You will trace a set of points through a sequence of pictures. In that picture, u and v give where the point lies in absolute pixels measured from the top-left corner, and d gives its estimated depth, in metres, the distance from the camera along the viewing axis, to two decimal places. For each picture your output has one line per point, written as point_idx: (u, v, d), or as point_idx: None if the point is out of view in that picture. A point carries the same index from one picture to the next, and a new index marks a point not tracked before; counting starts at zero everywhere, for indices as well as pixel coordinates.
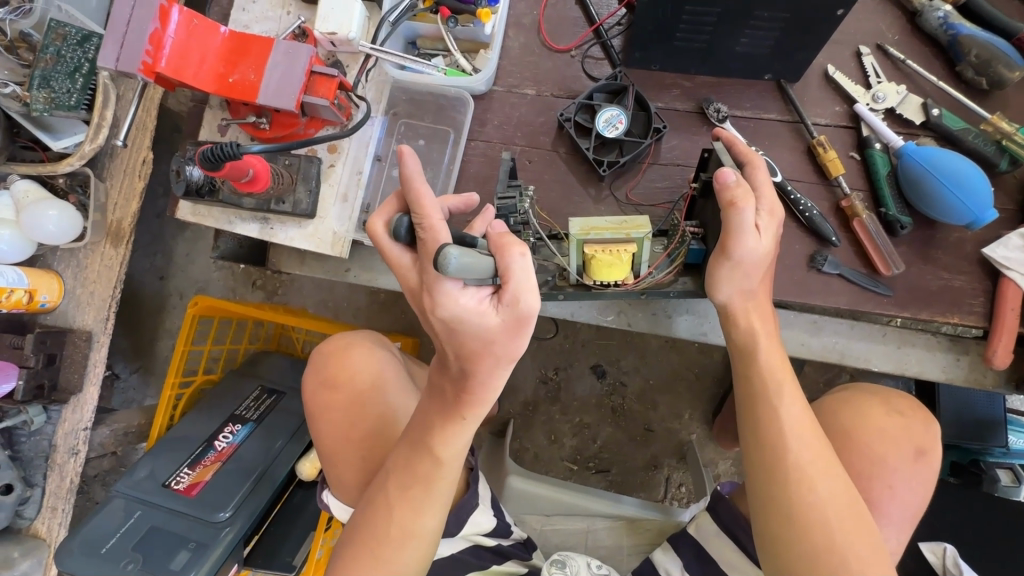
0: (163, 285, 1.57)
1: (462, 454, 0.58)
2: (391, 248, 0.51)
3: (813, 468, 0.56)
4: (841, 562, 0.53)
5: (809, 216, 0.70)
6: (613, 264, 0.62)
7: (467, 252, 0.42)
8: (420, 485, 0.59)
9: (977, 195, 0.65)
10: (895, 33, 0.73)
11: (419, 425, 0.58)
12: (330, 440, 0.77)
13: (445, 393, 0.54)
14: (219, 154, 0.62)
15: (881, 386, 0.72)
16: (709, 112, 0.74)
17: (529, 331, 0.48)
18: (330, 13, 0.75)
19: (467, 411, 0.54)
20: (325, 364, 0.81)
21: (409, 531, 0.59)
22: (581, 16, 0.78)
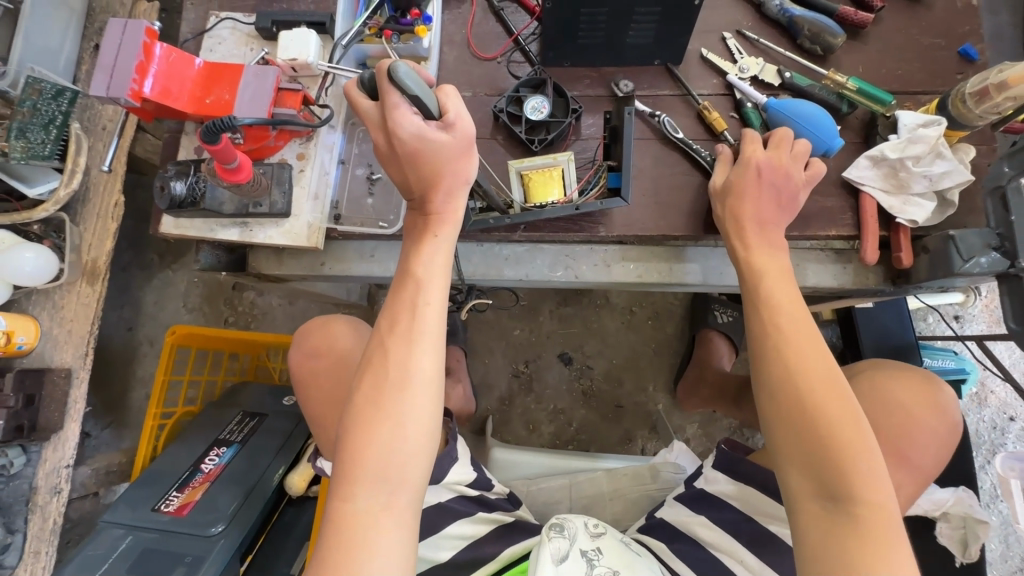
0: (134, 335, 1.56)
1: (438, 273, 0.69)
2: (359, 99, 0.69)
3: (792, 329, 0.68)
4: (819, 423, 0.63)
5: (709, 160, 0.86)
6: (546, 183, 0.85)
7: (414, 72, 0.62)
8: (407, 313, 0.67)
9: (827, 127, 0.82)
10: (748, 20, 0.93)
11: (400, 264, 0.70)
12: (315, 402, 0.90)
13: (417, 224, 0.71)
14: (218, 127, 0.71)
15: (895, 363, 0.90)
16: (616, 88, 0.91)
17: (473, 150, 0.70)
18: (290, 42, 0.87)
19: (437, 231, 0.70)
20: (310, 337, 0.94)
21: (406, 367, 0.65)
22: (501, 29, 0.95)
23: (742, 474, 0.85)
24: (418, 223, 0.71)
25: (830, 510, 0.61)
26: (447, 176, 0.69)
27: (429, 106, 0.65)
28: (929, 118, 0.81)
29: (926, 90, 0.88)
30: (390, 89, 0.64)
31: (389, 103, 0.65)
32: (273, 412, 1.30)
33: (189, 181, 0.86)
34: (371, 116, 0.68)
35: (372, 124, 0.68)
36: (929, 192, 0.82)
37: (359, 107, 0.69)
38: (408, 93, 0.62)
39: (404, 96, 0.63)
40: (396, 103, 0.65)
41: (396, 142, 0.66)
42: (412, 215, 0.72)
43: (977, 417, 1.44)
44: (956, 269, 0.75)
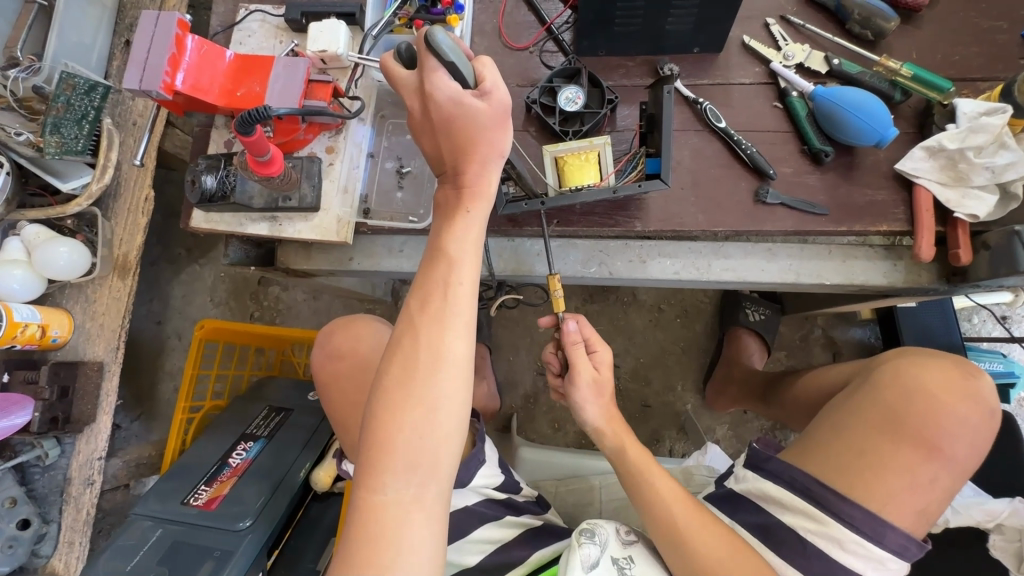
0: (162, 329, 1.59)
1: (471, 252, 0.66)
2: (395, 69, 0.67)
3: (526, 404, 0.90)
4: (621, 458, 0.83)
5: (751, 153, 0.83)
6: (581, 167, 0.81)
7: (450, 37, 0.61)
8: (439, 294, 0.64)
9: (878, 116, 0.78)
10: (793, 5, 0.88)
11: (431, 240, 0.67)
12: (339, 405, 0.88)
13: (448, 199, 0.68)
14: (252, 117, 0.69)
15: (938, 354, 0.84)
16: (663, 71, 0.88)
17: (508, 120, 0.67)
18: (320, 34, 0.86)
19: (469, 205, 0.66)
20: (332, 340, 0.93)
21: (438, 352, 0.63)
22: (533, 18, 0.92)
23: (774, 475, 0.79)
24: (452, 201, 0.67)
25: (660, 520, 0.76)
26: (482, 151, 0.66)
27: (465, 74, 0.63)
28: (992, 105, 0.76)
29: (986, 76, 0.83)
30: (427, 53, 0.62)
31: (425, 69, 0.63)
32: (298, 407, 1.30)
33: (219, 175, 0.85)
34: (407, 84, 0.66)
35: (409, 92, 0.66)
36: (990, 184, 0.77)
37: (394, 78, 0.67)
38: (445, 60, 0.61)
39: (441, 62, 0.61)
40: (429, 68, 0.62)
41: (432, 106, 0.64)
42: (443, 188, 0.69)
43: None
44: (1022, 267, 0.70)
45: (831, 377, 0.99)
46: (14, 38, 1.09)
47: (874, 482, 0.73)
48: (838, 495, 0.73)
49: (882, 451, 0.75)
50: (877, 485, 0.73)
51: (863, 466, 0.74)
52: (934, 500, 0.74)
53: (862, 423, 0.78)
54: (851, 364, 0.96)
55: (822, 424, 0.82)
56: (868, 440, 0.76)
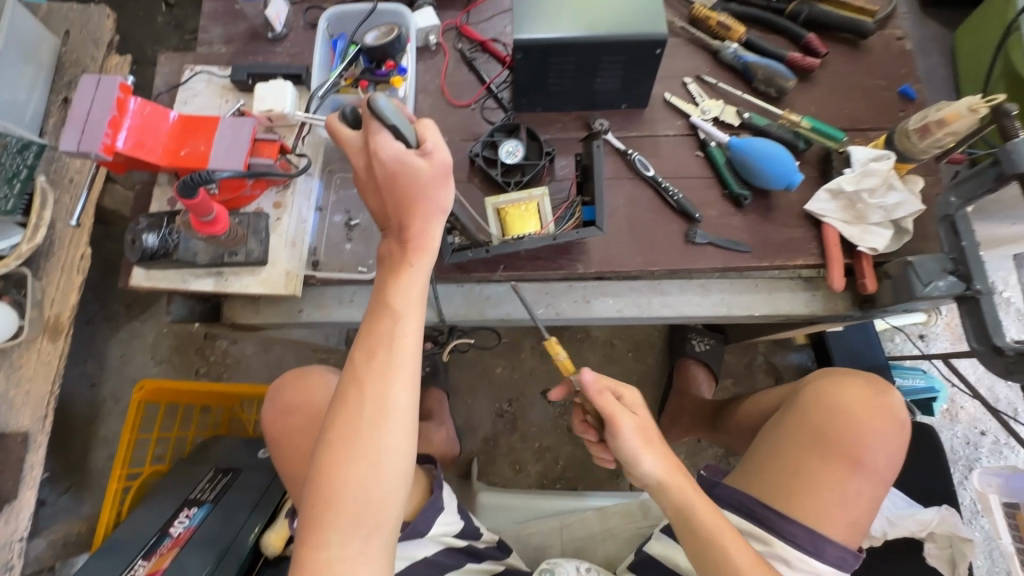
0: (97, 391, 1.52)
1: (416, 305, 0.68)
2: (340, 129, 0.70)
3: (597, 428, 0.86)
4: (665, 492, 0.75)
5: (678, 199, 0.90)
6: (522, 216, 0.87)
7: (392, 103, 0.66)
8: (384, 347, 0.66)
9: (784, 164, 0.87)
10: (706, 66, 0.99)
11: (376, 294, 0.69)
12: (291, 461, 0.85)
13: (392, 252, 0.70)
14: (196, 181, 0.71)
15: (858, 373, 0.91)
16: (595, 125, 0.95)
17: (450, 180, 0.70)
18: (266, 94, 0.89)
19: (413, 260, 0.69)
20: (282, 395, 0.90)
21: (382, 405, 0.64)
22: (473, 78, 0.98)
23: (723, 501, 0.81)
24: (395, 255, 0.69)
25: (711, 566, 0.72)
26: (424, 208, 0.68)
27: (407, 135, 0.67)
28: (878, 153, 0.86)
29: (873, 127, 0.95)
30: (370, 117, 0.66)
31: (369, 129, 0.66)
32: (247, 466, 1.24)
33: (162, 233, 0.85)
34: (352, 142, 0.69)
35: (353, 149, 0.69)
36: (884, 221, 0.86)
37: (338, 137, 0.70)
38: (388, 123, 0.65)
39: (385, 125, 0.65)
40: (374, 130, 0.66)
41: (377, 163, 0.67)
42: (387, 242, 0.71)
43: (951, 433, 1.48)
44: (917, 293, 0.77)
45: (769, 400, 1.04)
46: None
47: (808, 501, 0.77)
48: (778, 514, 0.77)
49: (812, 470, 0.79)
50: (810, 503, 0.77)
51: (797, 483, 0.79)
52: (863, 513, 0.78)
53: (795, 442, 0.83)
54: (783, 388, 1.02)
55: (760, 445, 0.87)
56: (800, 458, 0.81)
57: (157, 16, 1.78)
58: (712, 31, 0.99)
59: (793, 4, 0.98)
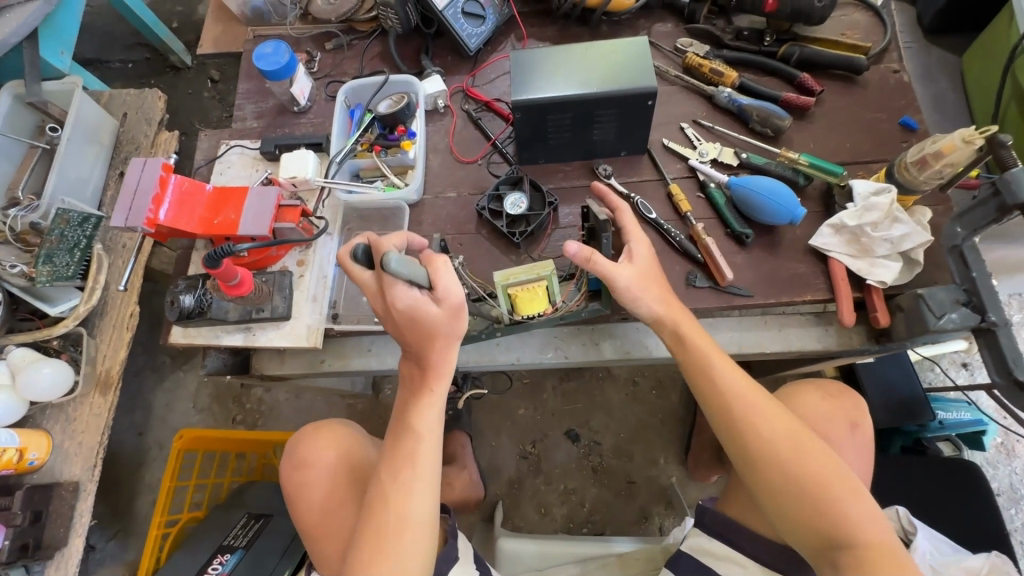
0: (143, 439, 1.62)
1: (437, 428, 0.75)
2: (355, 269, 0.74)
3: (734, 386, 0.80)
4: (757, 430, 0.77)
5: (680, 241, 0.92)
6: (533, 299, 0.86)
7: (405, 258, 0.68)
8: (407, 470, 0.73)
9: (787, 201, 0.88)
10: (702, 110, 1.02)
11: (399, 414, 0.76)
12: (309, 514, 0.89)
13: (414, 376, 0.76)
14: (219, 255, 0.77)
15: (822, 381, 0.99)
16: (597, 171, 1.00)
17: (465, 314, 0.73)
18: (291, 163, 0.98)
19: (433, 385, 0.75)
20: (294, 452, 0.94)
21: (405, 515, 0.71)
22: (479, 136, 1.05)
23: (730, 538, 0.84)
24: (415, 380, 0.76)
25: (786, 481, 0.75)
26: (444, 339, 0.72)
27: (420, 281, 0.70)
28: (878, 186, 0.86)
29: (876, 159, 0.95)
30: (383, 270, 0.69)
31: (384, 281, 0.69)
32: (278, 511, 1.28)
33: (197, 293, 0.92)
34: (366, 284, 0.73)
35: (368, 291, 0.73)
36: (893, 253, 0.85)
37: (353, 275, 0.74)
38: (402, 278, 0.68)
39: (398, 280, 0.68)
40: (388, 284, 0.69)
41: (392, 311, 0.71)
42: (408, 364, 0.78)
43: (1009, 470, 1.37)
44: (930, 326, 0.76)
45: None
46: (16, 180, 1.23)
47: None
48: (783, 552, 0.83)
49: None
50: None
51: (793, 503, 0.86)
52: None
53: None
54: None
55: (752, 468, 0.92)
56: None
57: (204, 92, 1.97)
58: (705, 77, 1.02)
59: (785, 47, 1.01)
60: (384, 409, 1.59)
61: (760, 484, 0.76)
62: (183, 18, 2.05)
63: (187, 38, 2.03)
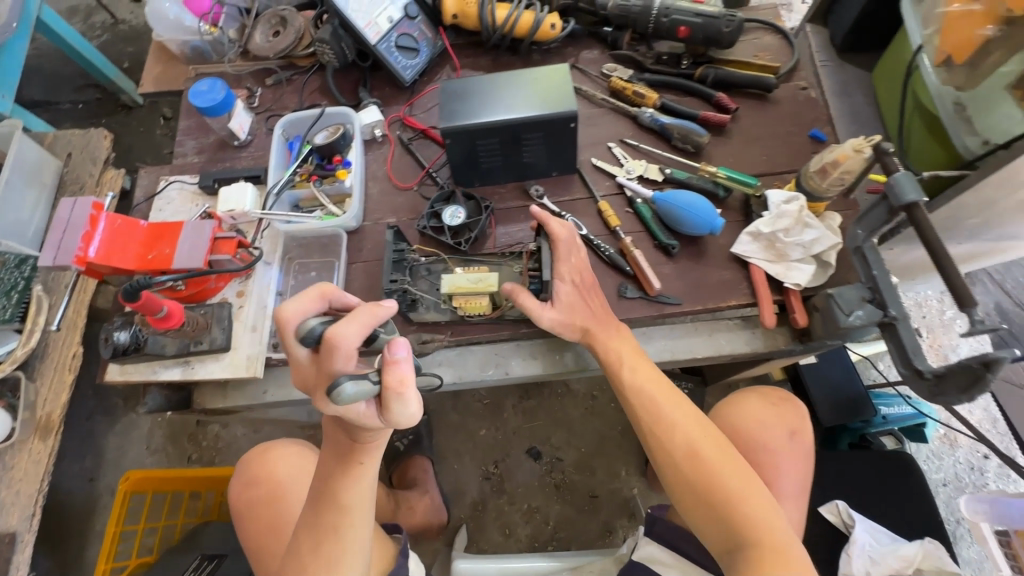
0: (94, 485, 1.57)
1: (366, 498, 0.69)
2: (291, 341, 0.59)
3: (643, 382, 0.87)
4: (665, 419, 0.85)
5: (610, 254, 0.96)
6: (475, 305, 0.90)
7: (358, 384, 0.55)
8: (331, 540, 0.68)
9: (706, 212, 0.93)
10: (629, 130, 1.07)
11: (324, 483, 0.69)
12: (251, 532, 0.88)
13: (343, 444, 0.67)
14: (138, 286, 0.77)
15: (763, 389, 1.05)
16: (531, 190, 1.03)
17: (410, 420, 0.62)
18: (230, 197, 1.00)
19: (364, 457, 0.67)
20: (249, 468, 0.94)
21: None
22: (416, 162, 1.08)
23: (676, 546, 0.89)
24: (340, 449, 0.68)
25: (678, 481, 0.81)
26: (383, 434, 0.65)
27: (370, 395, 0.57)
28: (789, 195, 0.91)
29: (790, 169, 1.01)
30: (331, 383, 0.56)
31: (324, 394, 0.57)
32: (232, 552, 1.25)
33: (133, 329, 0.91)
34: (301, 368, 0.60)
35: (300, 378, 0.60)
36: (806, 257, 0.90)
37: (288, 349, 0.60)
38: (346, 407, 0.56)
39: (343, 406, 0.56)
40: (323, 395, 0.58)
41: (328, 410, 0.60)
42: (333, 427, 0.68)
43: (953, 460, 1.43)
44: (840, 323, 0.81)
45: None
46: None
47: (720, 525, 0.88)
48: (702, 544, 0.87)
49: None
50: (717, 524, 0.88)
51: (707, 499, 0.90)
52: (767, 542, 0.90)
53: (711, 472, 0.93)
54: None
55: None
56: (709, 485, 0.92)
57: (156, 130, 1.97)
58: (629, 99, 1.08)
59: (701, 69, 1.08)
60: None
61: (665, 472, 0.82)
62: (134, 58, 2.07)
63: (139, 77, 2.04)
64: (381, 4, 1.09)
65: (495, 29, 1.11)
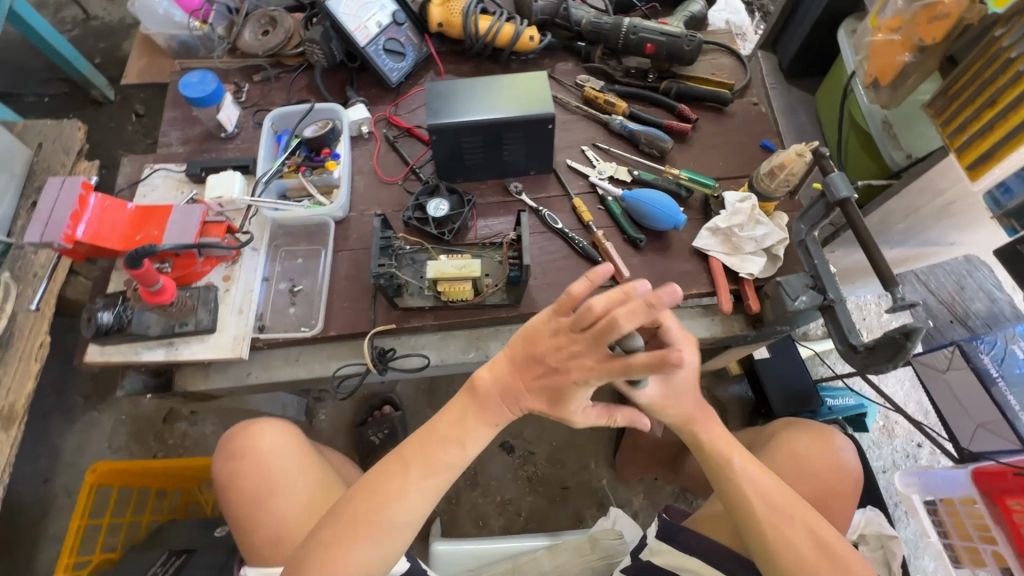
0: (49, 486, 1.51)
1: (467, 454, 0.77)
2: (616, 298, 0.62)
3: (735, 458, 0.84)
4: (766, 495, 0.81)
5: (584, 246, 1.03)
6: (457, 291, 0.96)
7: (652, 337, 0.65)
8: (425, 473, 0.75)
9: (669, 208, 1.02)
10: (600, 135, 1.16)
11: (450, 420, 0.76)
12: (239, 491, 0.90)
13: (491, 394, 0.75)
14: (140, 254, 0.79)
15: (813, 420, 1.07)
16: (510, 187, 1.11)
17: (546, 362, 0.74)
18: (218, 184, 1.02)
19: (499, 416, 0.76)
20: (230, 441, 0.94)
21: (401, 519, 0.73)
22: (401, 158, 1.14)
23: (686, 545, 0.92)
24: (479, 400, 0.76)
25: (784, 552, 0.78)
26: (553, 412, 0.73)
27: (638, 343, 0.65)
28: (743, 195, 1.02)
29: (743, 174, 1.12)
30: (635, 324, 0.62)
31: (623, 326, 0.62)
32: (202, 546, 1.23)
33: (116, 310, 0.92)
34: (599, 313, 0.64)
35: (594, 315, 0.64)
36: (758, 250, 1.00)
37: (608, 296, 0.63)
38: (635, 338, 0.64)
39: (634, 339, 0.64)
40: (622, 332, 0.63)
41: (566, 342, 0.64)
42: (492, 376, 0.74)
43: (891, 448, 1.56)
44: (787, 307, 0.90)
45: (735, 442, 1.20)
46: None
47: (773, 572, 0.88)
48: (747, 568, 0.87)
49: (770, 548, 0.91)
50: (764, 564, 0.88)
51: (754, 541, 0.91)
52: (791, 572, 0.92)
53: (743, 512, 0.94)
54: (756, 430, 1.18)
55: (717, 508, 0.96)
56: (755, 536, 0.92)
57: (127, 126, 1.95)
58: (601, 107, 1.18)
59: (665, 83, 1.19)
60: (319, 434, 1.58)
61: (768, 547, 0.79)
62: (106, 54, 2.05)
63: (111, 73, 2.02)
64: (371, 10, 1.15)
65: (477, 38, 1.19)
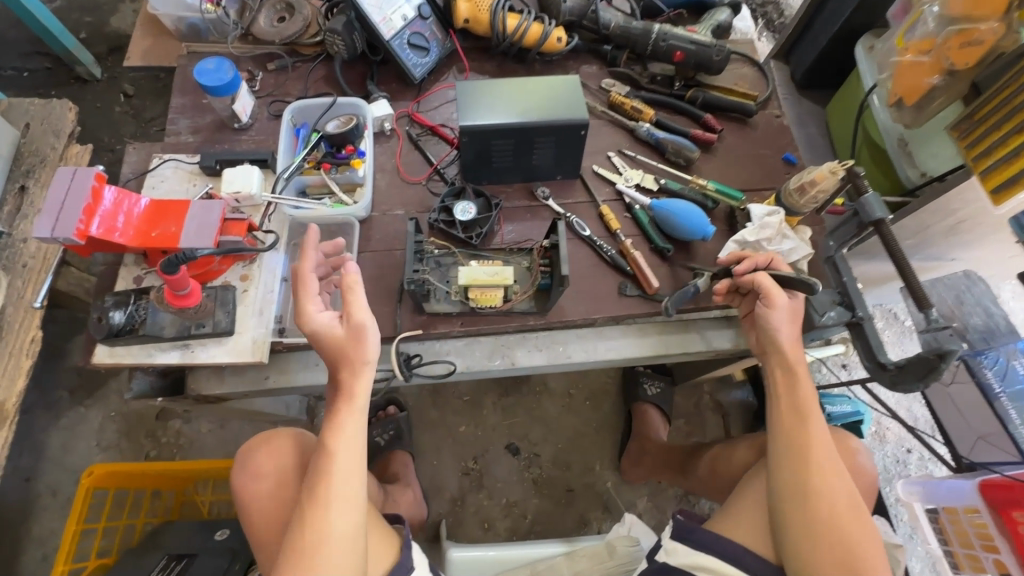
0: (32, 485, 1.44)
1: (357, 447, 0.81)
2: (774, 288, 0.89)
3: (807, 403, 0.90)
4: (819, 447, 0.87)
5: (612, 255, 1.03)
6: (487, 297, 0.95)
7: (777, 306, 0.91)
8: (327, 483, 0.79)
9: (698, 221, 1.02)
10: (626, 142, 1.16)
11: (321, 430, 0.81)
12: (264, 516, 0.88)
13: (329, 392, 0.82)
14: (179, 259, 0.81)
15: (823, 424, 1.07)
16: (537, 192, 1.09)
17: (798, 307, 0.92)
18: (235, 178, 0.97)
19: (354, 399, 0.81)
20: (249, 457, 0.92)
21: (329, 529, 0.77)
22: (425, 157, 1.11)
23: (700, 544, 0.90)
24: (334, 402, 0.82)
25: (818, 506, 0.84)
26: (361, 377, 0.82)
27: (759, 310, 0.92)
28: (770, 208, 1.02)
29: (767, 186, 1.13)
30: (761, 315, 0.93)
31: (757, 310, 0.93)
32: (202, 551, 1.18)
33: (128, 309, 0.88)
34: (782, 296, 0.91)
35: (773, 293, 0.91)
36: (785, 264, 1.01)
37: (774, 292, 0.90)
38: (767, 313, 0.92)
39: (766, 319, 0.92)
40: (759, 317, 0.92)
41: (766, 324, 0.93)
42: (346, 376, 0.82)
43: (883, 453, 1.61)
44: (816, 322, 0.91)
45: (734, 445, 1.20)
46: None
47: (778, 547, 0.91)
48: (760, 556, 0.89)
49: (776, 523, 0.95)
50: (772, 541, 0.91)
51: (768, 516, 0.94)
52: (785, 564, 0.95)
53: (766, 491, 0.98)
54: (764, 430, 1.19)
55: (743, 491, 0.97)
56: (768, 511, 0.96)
57: (114, 106, 1.85)
58: (627, 113, 1.17)
59: (691, 92, 1.18)
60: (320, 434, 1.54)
61: (807, 498, 0.84)
62: (92, 29, 1.94)
63: (97, 49, 1.91)
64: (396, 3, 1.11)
65: (505, 37, 1.16)
